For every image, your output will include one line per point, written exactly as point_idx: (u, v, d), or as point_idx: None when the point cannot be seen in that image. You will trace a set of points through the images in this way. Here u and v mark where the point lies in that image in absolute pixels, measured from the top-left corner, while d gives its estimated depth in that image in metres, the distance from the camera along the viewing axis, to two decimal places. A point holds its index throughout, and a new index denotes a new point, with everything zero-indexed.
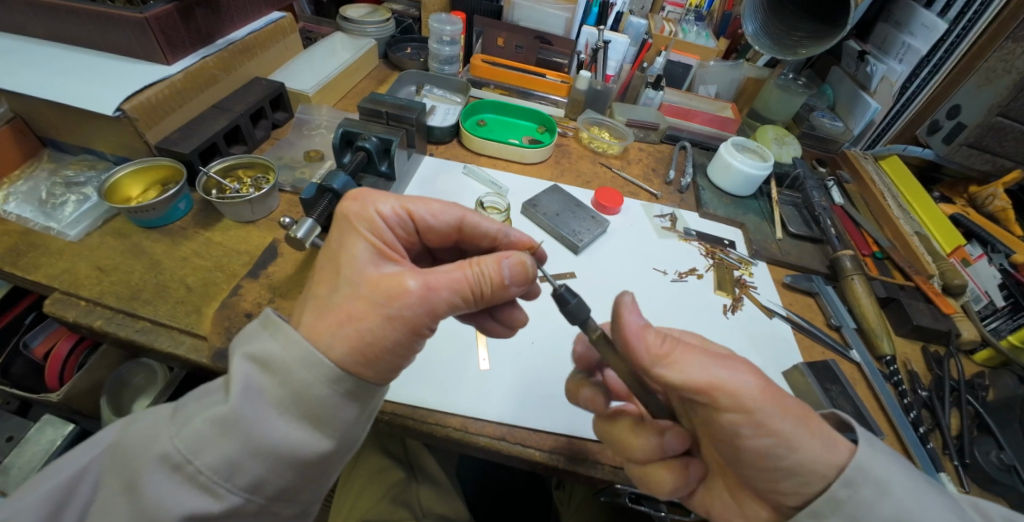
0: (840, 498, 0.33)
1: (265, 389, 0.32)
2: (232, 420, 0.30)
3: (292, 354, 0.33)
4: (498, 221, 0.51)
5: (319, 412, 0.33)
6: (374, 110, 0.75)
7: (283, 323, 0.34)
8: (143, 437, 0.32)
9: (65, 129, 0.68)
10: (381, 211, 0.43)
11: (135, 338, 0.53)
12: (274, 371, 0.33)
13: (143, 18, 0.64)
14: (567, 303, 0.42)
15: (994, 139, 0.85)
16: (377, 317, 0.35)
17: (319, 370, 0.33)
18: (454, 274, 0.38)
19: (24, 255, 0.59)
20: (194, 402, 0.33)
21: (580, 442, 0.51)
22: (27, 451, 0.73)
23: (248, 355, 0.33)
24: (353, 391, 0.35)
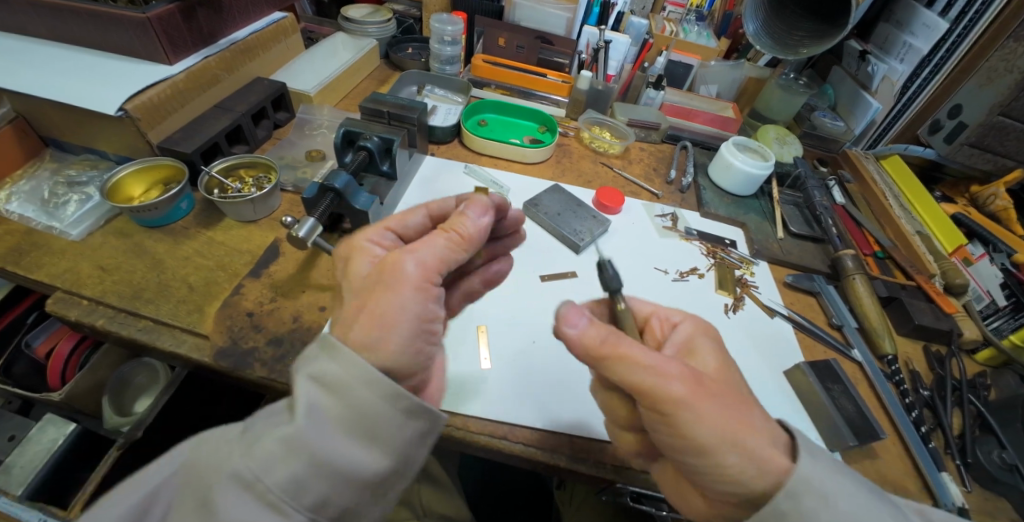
0: (782, 509, 0.31)
1: (328, 408, 0.30)
2: (301, 440, 0.28)
3: (356, 374, 0.31)
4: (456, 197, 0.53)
5: (382, 432, 0.31)
6: (375, 110, 0.75)
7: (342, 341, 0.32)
8: (209, 457, 0.30)
9: (68, 129, 0.69)
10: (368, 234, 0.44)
11: (137, 337, 0.53)
12: (338, 390, 0.31)
13: (146, 18, 0.65)
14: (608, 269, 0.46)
15: (995, 139, 0.85)
16: (385, 292, 0.36)
17: (382, 388, 0.31)
18: (437, 241, 0.40)
19: (26, 255, 0.59)
20: (260, 421, 0.30)
21: (581, 440, 0.51)
22: (28, 451, 0.72)
23: (309, 374, 0.31)
24: (416, 410, 0.33)
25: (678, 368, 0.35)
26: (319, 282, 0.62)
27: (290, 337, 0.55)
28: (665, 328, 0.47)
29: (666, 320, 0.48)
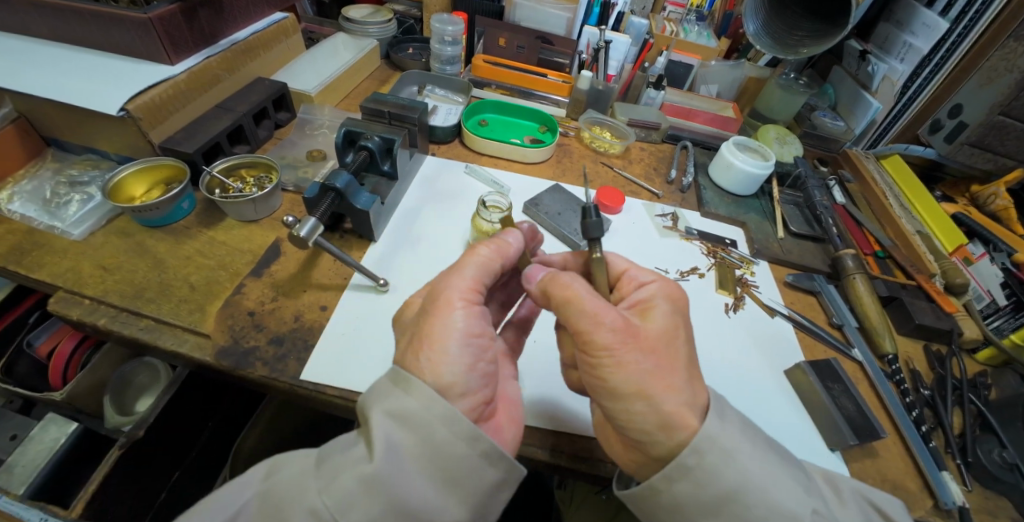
0: (688, 465, 0.34)
1: (405, 448, 0.31)
2: (379, 479, 0.30)
3: (434, 414, 0.32)
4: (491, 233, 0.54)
5: (457, 474, 0.32)
6: (376, 110, 0.75)
7: (417, 379, 0.34)
8: (290, 488, 0.31)
9: (70, 129, 0.69)
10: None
11: (139, 336, 0.54)
12: (414, 429, 0.32)
13: (147, 18, 0.65)
14: (590, 217, 0.45)
15: (995, 138, 0.85)
16: (433, 320, 0.38)
17: (459, 428, 0.32)
18: (472, 263, 0.42)
19: (28, 254, 0.59)
20: (338, 455, 0.32)
21: (580, 439, 0.51)
22: (30, 450, 0.72)
23: (385, 410, 0.33)
24: (490, 453, 0.33)
25: (613, 317, 0.39)
26: (320, 282, 0.62)
27: (292, 336, 0.55)
28: (632, 285, 0.46)
29: (636, 278, 0.47)
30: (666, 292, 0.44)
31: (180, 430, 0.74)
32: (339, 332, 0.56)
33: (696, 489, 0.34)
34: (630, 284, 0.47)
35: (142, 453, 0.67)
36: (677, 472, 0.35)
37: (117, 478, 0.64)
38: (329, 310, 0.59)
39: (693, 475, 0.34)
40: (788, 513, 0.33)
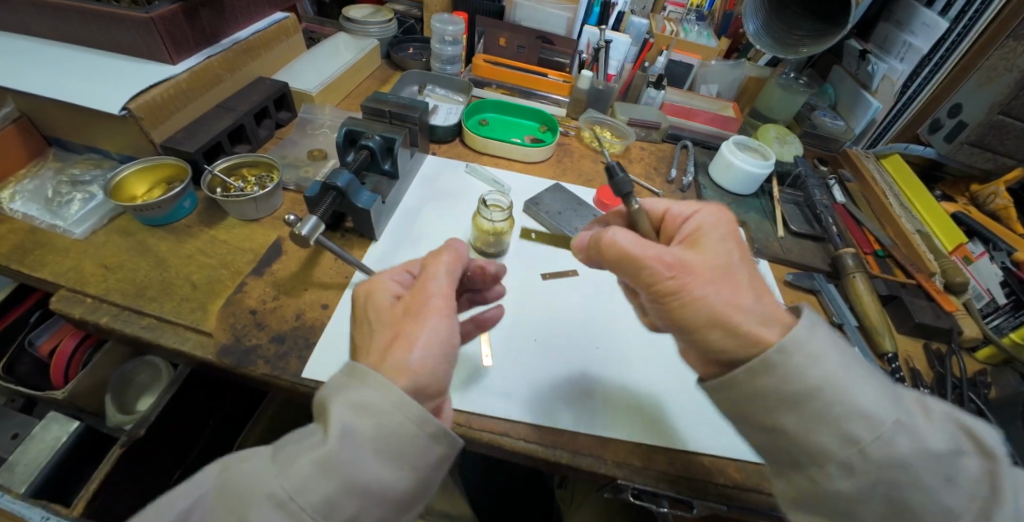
0: (773, 362, 0.35)
1: (361, 433, 0.31)
2: (335, 461, 0.30)
3: (390, 399, 0.32)
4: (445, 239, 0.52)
5: (409, 454, 0.33)
6: (377, 109, 0.75)
7: (373, 370, 0.34)
8: (243, 481, 0.30)
9: (71, 129, 0.69)
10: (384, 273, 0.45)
11: (141, 334, 0.54)
12: (370, 414, 0.32)
13: (149, 18, 0.65)
14: (615, 175, 0.50)
15: (994, 138, 0.86)
16: (415, 323, 0.37)
17: (411, 411, 0.33)
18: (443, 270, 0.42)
19: (30, 253, 0.60)
20: (294, 444, 0.31)
21: (581, 437, 0.52)
22: (32, 449, 0.72)
23: (344, 400, 0.32)
24: (438, 433, 0.34)
25: (673, 256, 0.40)
26: (321, 280, 0.62)
27: (293, 334, 0.55)
28: (680, 218, 0.48)
29: (680, 214, 0.48)
30: (714, 217, 0.45)
31: (182, 429, 0.74)
32: (340, 331, 0.56)
33: (776, 387, 0.35)
34: (678, 220, 0.48)
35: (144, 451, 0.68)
36: (760, 369, 0.35)
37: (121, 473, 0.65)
38: (330, 309, 0.59)
39: (775, 373, 0.35)
40: (872, 417, 0.32)
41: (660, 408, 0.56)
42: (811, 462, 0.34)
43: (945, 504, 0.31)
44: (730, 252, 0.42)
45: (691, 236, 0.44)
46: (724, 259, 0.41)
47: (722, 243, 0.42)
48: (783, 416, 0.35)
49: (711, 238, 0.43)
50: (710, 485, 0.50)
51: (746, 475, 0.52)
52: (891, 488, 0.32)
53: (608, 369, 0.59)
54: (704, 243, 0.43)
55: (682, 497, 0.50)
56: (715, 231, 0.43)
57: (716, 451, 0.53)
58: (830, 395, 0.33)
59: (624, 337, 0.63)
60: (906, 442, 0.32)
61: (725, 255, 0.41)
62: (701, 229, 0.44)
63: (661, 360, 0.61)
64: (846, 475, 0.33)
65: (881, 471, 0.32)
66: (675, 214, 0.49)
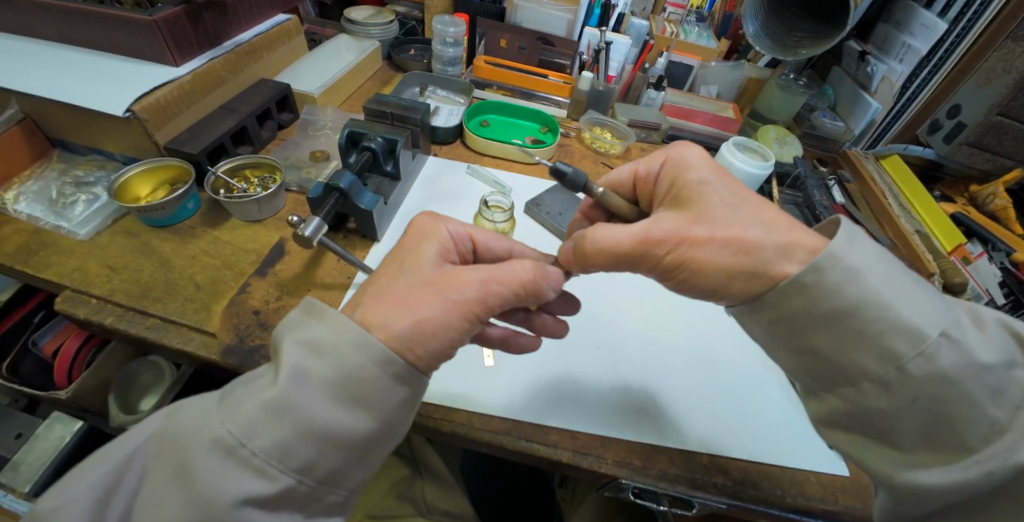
0: (807, 283, 0.37)
1: (313, 373, 0.32)
2: (284, 402, 0.31)
3: (346, 339, 0.33)
4: (507, 241, 0.54)
5: (367, 396, 0.33)
6: (379, 110, 0.76)
7: (332, 310, 0.34)
8: (193, 422, 0.32)
9: (75, 130, 0.69)
10: (448, 226, 0.47)
11: (147, 335, 0.54)
12: (322, 353, 0.33)
13: (152, 20, 0.65)
14: (563, 173, 0.49)
15: (994, 139, 0.88)
16: (430, 297, 0.37)
17: (370, 353, 0.33)
18: (512, 273, 0.41)
19: (35, 254, 0.60)
20: (244, 387, 0.32)
21: (583, 436, 0.52)
22: (37, 448, 0.73)
23: (297, 340, 0.33)
24: (401, 375, 0.35)
25: (663, 229, 0.41)
26: (324, 281, 0.62)
27: None
28: (649, 174, 0.50)
29: (648, 175, 0.50)
30: (670, 157, 0.47)
31: None
32: None
33: (808, 307, 0.37)
34: (644, 172, 0.50)
35: None
36: (791, 289, 0.38)
37: None
38: (333, 309, 0.59)
39: (809, 294, 0.37)
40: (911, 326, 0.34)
41: (659, 407, 0.56)
42: (846, 382, 0.37)
43: (990, 417, 0.33)
44: (709, 175, 0.43)
45: (672, 185, 0.46)
46: (708, 187, 0.42)
47: (697, 174, 0.44)
48: (818, 332, 0.37)
49: (687, 176, 0.44)
50: (711, 483, 0.51)
51: (745, 474, 0.52)
52: (935, 402, 0.34)
53: (608, 368, 0.59)
54: (688, 182, 0.44)
55: (681, 495, 0.51)
56: (682, 165, 0.45)
57: (716, 451, 0.53)
58: (873, 310, 0.35)
59: (624, 336, 0.64)
60: (949, 357, 0.34)
61: (704, 182, 0.43)
62: (672, 172, 0.46)
63: (661, 360, 0.62)
64: (883, 392, 0.36)
65: (920, 385, 0.34)
66: (638, 167, 0.51)
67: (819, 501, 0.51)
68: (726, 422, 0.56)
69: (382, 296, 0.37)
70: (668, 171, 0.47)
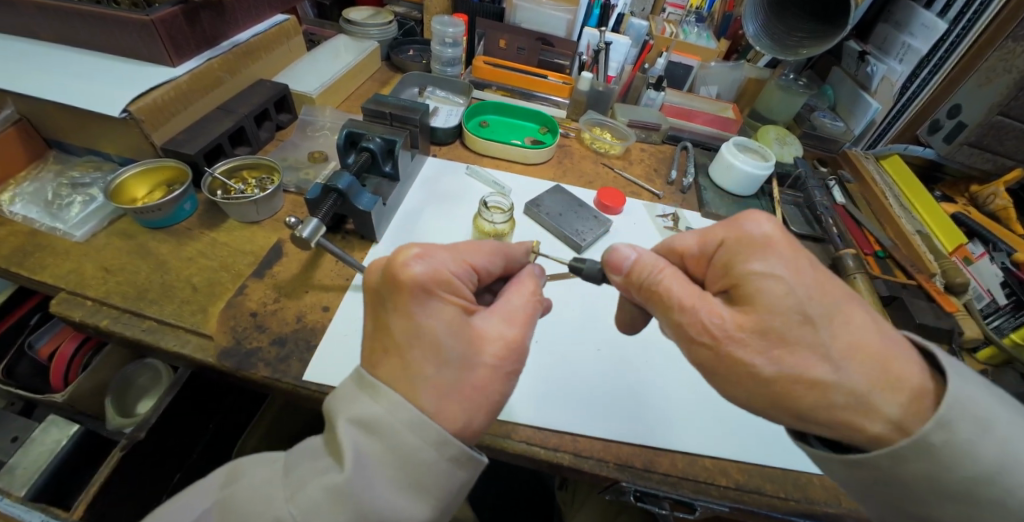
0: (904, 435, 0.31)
1: (373, 454, 0.32)
2: (345, 487, 0.30)
3: (402, 420, 0.32)
4: (494, 245, 0.47)
5: (425, 479, 0.32)
6: (377, 111, 0.75)
7: (387, 388, 0.33)
8: (255, 494, 0.33)
9: (71, 131, 0.69)
10: (452, 268, 0.39)
11: (141, 337, 0.53)
12: (377, 432, 0.32)
13: (149, 21, 0.65)
14: (583, 265, 0.49)
15: (994, 139, 0.87)
16: (494, 374, 0.36)
17: (429, 434, 0.32)
18: (535, 309, 0.42)
19: (30, 256, 0.60)
20: (306, 462, 0.33)
21: (585, 441, 0.51)
22: (33, 451, 0.73)
23: (353, 419, 0.33)
24: (459, 457, 0.33)
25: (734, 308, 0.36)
26: (322, 282, 0.62)
27: (294, 337, 0.55)
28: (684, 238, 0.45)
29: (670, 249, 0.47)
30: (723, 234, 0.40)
31: (183, 433, 0.74)
32: (342, 334, 0.56)
33: (927, 469, 0.31)
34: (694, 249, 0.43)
35: (144, 456, 0.67)
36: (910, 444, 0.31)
37: (122, 475, 0.65)
38: (331, 311, 0.59)
39: (919, 448, 0.31)
40: None
41: (659, 410, 0.56)
42: None
43: None
44: (774, 261, 0.36)
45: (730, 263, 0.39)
46: (776, 283, 0.35)
47: (762, 265, 0.36)
48: (930, 495, 0.32)
49: (749, 265, 0.37)
50: (713, 486, 0.50)
51: (748, 477, 0.51)
52: None
53: (607, 370, 0.59)
54: (747, 270, 0.37)
55: (683, 498, 0.50)
56: (744, 249, 0.38)
57: (717, 453, 0.52)
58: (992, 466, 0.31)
59: (624, 337, 0.63)
60: None
61: (771, 277, 0.35)
62: (726, 255, 0.39)
63: (660, 362, 0.61)
64: None
65: None
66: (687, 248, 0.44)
67: (822, 504, 0.50)
68: (727, 427, 0.55)
69: (388, 367, 0.34)
70: (721, 251, 0.40)
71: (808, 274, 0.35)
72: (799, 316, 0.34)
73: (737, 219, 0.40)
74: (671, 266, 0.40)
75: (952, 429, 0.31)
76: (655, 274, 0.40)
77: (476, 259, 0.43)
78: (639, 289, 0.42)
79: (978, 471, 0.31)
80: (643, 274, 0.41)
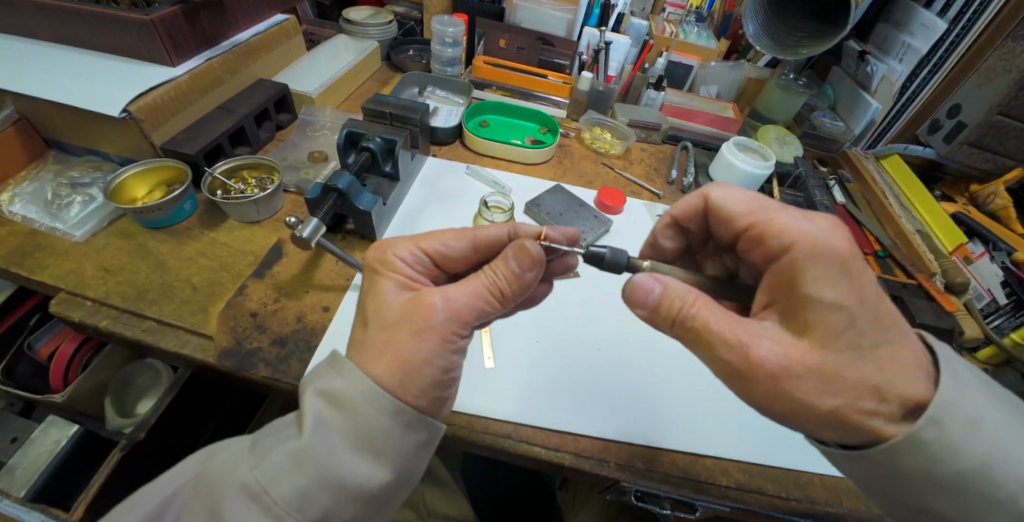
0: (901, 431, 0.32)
1: (334, 423, 0.33)
2: (307, 452, 0.31)
3: (358, 391, 0.33)
4: (459, 229, 0.45)
5: (380, 445, 0.33)
6: (377, 110, 0.75)
7: (349, 361, 0.35)
8: (227, 465, 0.33)
9: (71, 131, 0.69)
10: (397, 250, 0.43)
11: (141, 337, 0.53)
12: (336, 401, 0.33)
13: (148, 20, 0.65)
14: (604, 257, 0.44)
15: (994, 138, 0.87)
16: (412, 337, 0.35)
17: (382, 404, 0.33)
18: (471, 283, 0.39)
19: (30, 256, 0.59)
20: (273, 433, 0.34)
21: (585, 440, 0.51)
22: (33, 452, 0.73)
23: (318, 391, 0.34)
24: (413, 423, 0.35)
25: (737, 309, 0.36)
26: (322, 283, 0.62)
27: (294, 337, 0.55)
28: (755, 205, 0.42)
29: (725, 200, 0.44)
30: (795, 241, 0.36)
31: (183, 433, 0.74)
32: (342, 334, 0.56)
33: (924, 465, 0.32)
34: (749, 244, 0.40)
35: (144, 457, 0.67)
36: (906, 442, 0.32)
37: (122, 476, 0.64)
38: (331, 311, 0.59)
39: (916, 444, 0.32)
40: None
41: (660, 410, 0.55)
42: None
43: None
44: (845, 289, 0.33)
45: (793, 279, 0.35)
46: (840, 316, 0.32)
47: (831, 291, 0.33)
48: (929, 492, 0.33)
49: (817, 289, 0.33)
50: (714, 486, 0.50)
51: (748, 477, 0.51)
52: None
53: (607, 368, 0.59)
54: (812, 298, 0.33)
55: (684, 498, 0.50)
56: (818, 266, 0.34)
57: (718, 453, 0.52)
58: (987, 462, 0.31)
59: (625, 337, 0.63)
60: None
61: (839, 308, 0.32)
62: (792, 267, 0.36)
63: (661, 362, 0.61)
64: None
65: None
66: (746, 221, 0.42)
67: (823, 503, 0.50)
68: (728, 427, 0.55)
69: (381, 356, 0.35)
70: (786, 258, 0.36)
71: (873, 302, 0.33)
72: (853, 348, 0.32)
73: (807, 218, 0.37)
74: (703, 299, 0.37)
75: (949, 426, 0.32)
76: (688, 310, 0.37)
77: (430, 239, 0.44)
78: (668, 318, 0.38)
79: (974, 467, 0.31)
80: (675, 303, 0.37)
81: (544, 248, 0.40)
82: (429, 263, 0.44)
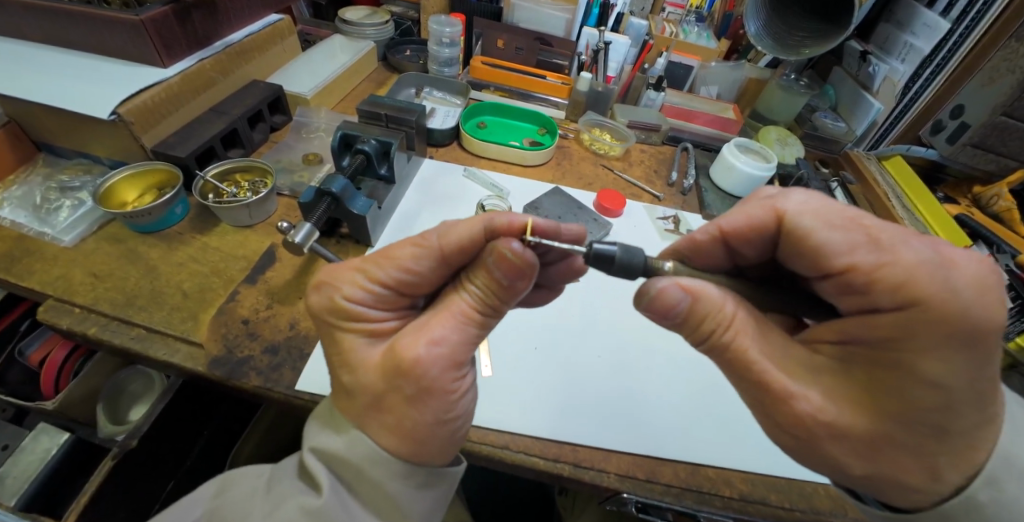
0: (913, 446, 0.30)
1: (346, 484, 0.35)
2: (317, 511, 0.33)
3: (359, 454, 0.34)
4: (414, 246, 0.40)
5: (391, 507, 0.35)
6: (373, 113, 0.74)
7: (348, 421, 0.36)
8: (241, 507, 0.36)
9: (61, 133, 0.67)
10: (349, 293, 0.39)
11: (130, 346, 0.52)
12: (341, 462, 0.35)
13: (138, 20, 0.63)
14: (615, 257, 0.39)
15: (998, 139, 0.85)
16: (409, 404, 0.34)
17: (388, 467, 0.35)
18: (452, 319, 0.36)
19: (17, 262, 0.58)
20: (285, 482, 0.36)
21: (584, 450, 0.50)
22: (23, 460, 0.72)
23: (321, 452, 0.36)
24: (426, 480, 0.36)
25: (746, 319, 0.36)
26: None
27: (287, 344, 0.54)
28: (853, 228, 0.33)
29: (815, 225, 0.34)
30: (932, 286, 0.28)
31: (176, 440, 0.72)
32: None
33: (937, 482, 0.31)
34: (851, 270, 0.32)
35: (136, 465, 0.66)
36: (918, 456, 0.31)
37: (113, 486, 0.63)
38: None
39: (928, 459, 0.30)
40: None
41: (661, 420, 0.54)
42: None
43: None
44: (960, 368, 0.28)
45: (896, 336, 0.30)
46: (931, 393, 0.29)
47: (941, 369, 0.28)
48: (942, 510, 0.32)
49: (924, 364, 0.29)
50: (717, 497, 0.49)
51: (751, 487, 0.50)
52: None
53: (608, 375, 0.58)
54: (918, 373, 0.29)
55: (687, 510, 0.49)
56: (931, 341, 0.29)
57: (720, 463, 0.51)
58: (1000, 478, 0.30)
59: (626, 342, 0.62)
60: None
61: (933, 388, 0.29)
62: (897, 329, 0.30)
63: (662, 368, 0.60)
64: None
65: None
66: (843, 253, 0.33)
67: (828, 514, 0.49)
68: (731, 436, 0.54)
69: (382, 408, 0.35)
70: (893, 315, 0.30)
71: (983, 384, 0.29)
72: (934, 428, 0.30)
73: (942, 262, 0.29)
74: (743, 321, 0.36)
75: (961, 442, 0.31)
76: (727, 333, 0.35)
77: (380, 268, 0.40)
78: (697, 336, 0.37)
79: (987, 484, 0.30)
80: (706, 323, 0.36)
81: (533, 253, 0.37)
82: (393, 292, 0.41)
